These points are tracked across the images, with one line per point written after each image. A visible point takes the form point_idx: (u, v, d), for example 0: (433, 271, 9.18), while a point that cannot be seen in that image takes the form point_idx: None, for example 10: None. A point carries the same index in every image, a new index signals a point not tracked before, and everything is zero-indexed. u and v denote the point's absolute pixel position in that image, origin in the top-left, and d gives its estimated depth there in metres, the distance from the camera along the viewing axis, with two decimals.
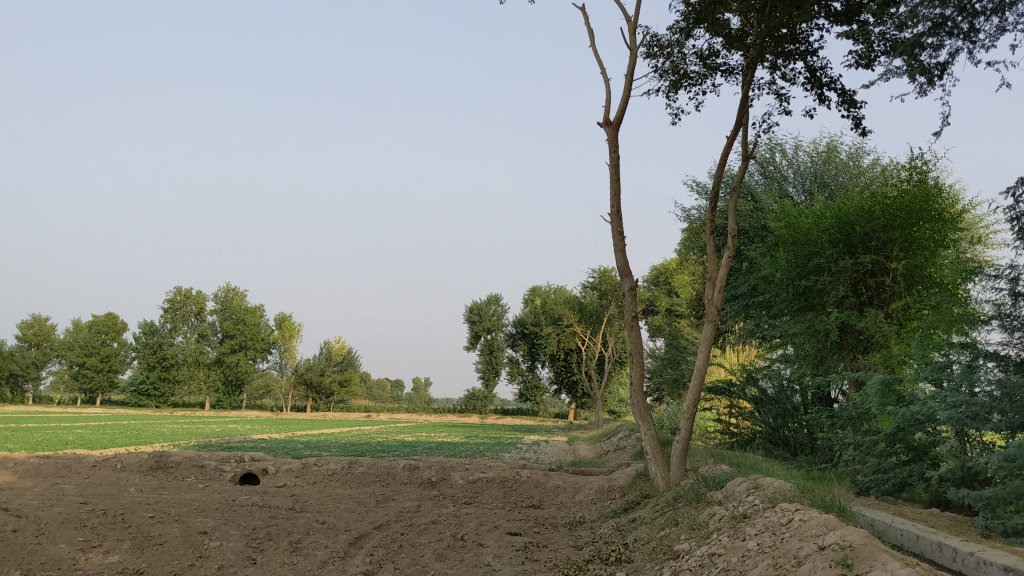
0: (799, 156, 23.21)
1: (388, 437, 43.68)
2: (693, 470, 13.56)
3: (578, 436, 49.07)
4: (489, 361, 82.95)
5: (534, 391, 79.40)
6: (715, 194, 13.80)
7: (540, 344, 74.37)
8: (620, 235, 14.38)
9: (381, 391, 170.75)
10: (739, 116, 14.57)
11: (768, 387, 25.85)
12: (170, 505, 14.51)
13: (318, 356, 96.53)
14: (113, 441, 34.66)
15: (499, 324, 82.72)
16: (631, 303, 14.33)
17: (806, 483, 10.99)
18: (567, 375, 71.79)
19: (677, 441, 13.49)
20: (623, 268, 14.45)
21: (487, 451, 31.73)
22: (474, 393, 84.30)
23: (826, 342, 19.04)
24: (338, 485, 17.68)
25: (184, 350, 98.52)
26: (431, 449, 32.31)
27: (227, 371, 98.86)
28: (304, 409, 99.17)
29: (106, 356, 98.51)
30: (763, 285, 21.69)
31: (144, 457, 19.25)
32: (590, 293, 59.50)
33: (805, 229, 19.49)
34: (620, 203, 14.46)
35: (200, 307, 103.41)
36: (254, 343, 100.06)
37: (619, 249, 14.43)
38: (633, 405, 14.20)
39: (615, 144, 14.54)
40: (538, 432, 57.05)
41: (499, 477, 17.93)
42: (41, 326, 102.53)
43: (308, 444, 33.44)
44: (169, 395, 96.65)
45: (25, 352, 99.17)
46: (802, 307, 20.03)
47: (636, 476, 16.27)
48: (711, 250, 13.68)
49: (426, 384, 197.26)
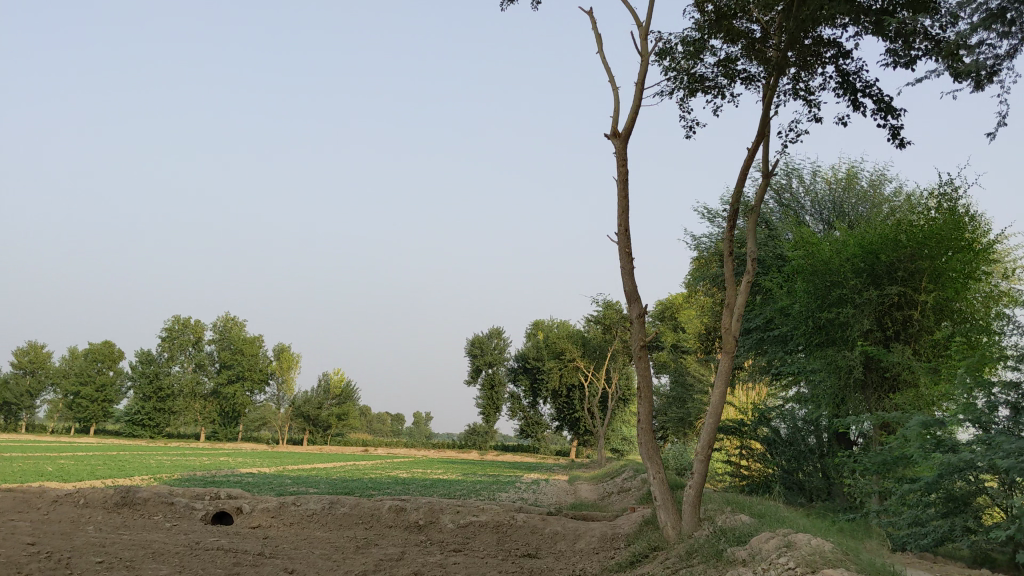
0: (818, 185, 21.92)
1: (382, 473, 42.13)
2: (708, 520, 12.14)
3: (578, 475, 47.46)
4: (490, 395, 81.37)
5: (535, 427, 77.82)
6: (734, 211, 12.47)
7: (541, 379, 72.95)
8: (627, 256, 13.09)
9: (381, 425, 169.02)
10: (759, 129, 13.33)
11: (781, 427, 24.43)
12: (125, 548, 13.05)
13: (317, 388, 95.04)
14: (94, 473, 33.24)
15: (500, 358, 81.34)
16: (639, 332, 12.99)
17: (839, 538, 9.61)
18: (569, 412, 70.29)
19: (690, 487, 12.11)
20: (630, 293, 13.12)
21: (482, 490, 30.19)
22: (474, 429, 82.68)
23: (849, 380, 17.58)
24: (317, 527, 16.26)
25: (180, 380, 97.21)
26: (425, 487, 30.81)
27: (224, 403, 97.34)
28: (301, 442, 97.48)
29: (102, 385, 97.10)
30: (779, 317, 20.27)
31: (109, 491, 17.74)
32: (594, 327, 58.09)
33: (825, 259, 18.11)
34: (628, 222, 13.21)
35: (198, 336, 102.04)
36: (252, 374, 98.59)
37: (626, 272, 13.14)
38: (640, 443, 12.82)
39: (623, 158, 13.34)
40: (537, 470, 55.52)
41: (492, 521, 16.48)
42: (37, 352, 101.15)
43: (298, 480, 31.94)
44: (163, 426, 95.11)
45: (19, 380, 97.72)
46: (821, 342, 18.58)
47: (642, 524, 14.84)
48: (730, 275, 12.34)
49: (427, 419, 195.20)
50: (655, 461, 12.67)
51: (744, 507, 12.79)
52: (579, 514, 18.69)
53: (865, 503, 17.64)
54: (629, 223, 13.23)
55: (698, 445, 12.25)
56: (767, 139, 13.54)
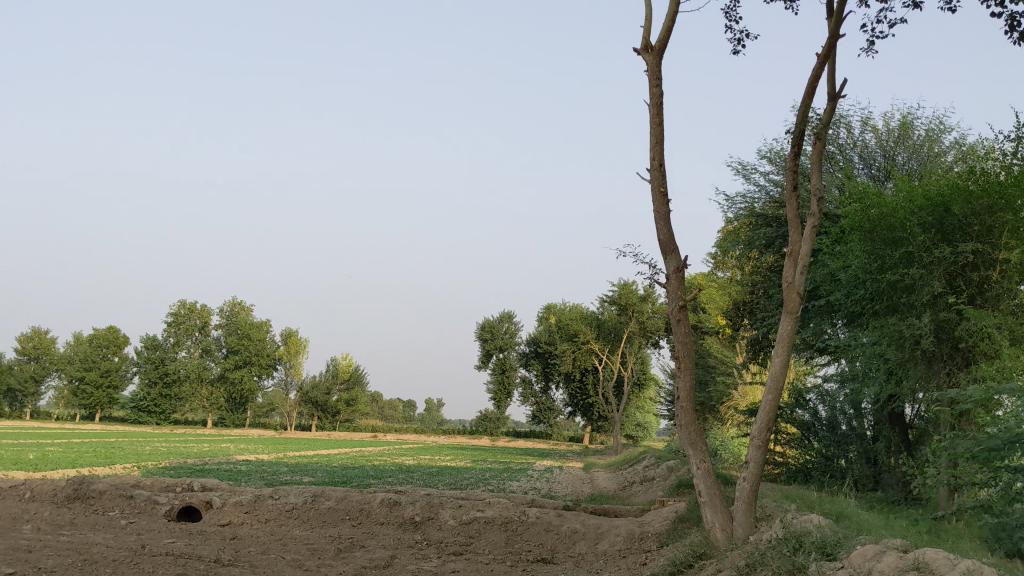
0: (867, 137, 19.35)
1: (387, 460, 39.87)
2: (766, 521, 9.77)
3: (594, 461, 45.22)
4: (501, 380, 78.74)
5: (547, 413, 75.64)
6: (801, 132, 9.88)
7: (554, 364, 70.73)
8: (662, 195, 10.69)
9: (392, 411, 167.31)
10: (828, 38, 10.84)
11: (822, 409, 22.01)
12: (53, 556, 10.73)
13: (325, 374, 92.84)
14: (80, 462, 31.02)
15: (512, 343, 79.16)
16: (675, 295, 10.58)
17: (953, 550, 7.26)
18: (582, 398, 68.10)
19: (745, 481, 9.76)
20: (664, 243, 10.71)
21: (493, 480, 27.96)
22: (486, 415, 80.38)
23: (914, 353, 15.08)
24: (296, 527, 13.93)
25: (186, 366, 95.14)
26: (430, 476, 28.50)
27: (231, 388, 95.35)
28: (309, 428, 95.53)
29: (107, 371, 95.16)
30: (830, 283, 17.85)
31: (60, 483, 15.40)
32: (609, 309, 55.86)
33: (880, 212, 15.65)
34: (663, 156, 10.82)
35: (205, 322, 99.90)
36: (259, 359, 96.42)
37: (661, 219, 10.73)
38: (679, 427, 10.43)
39: (657, 77, 10.96)
40: (550, 457, 53.36)
41: (500, 517, 14.12)
42: (41, 338, 99.17)
43: (296, 470, 29.68)
44: (170, 412, 93.61)
45: (23, 366, 95.89)
46: (880, 310, 16.07)
47: (677, 524, 12.47)
48: (791, 216, 9.86)
49: (439, 405, 193.25)
50: (702, 446, 10.28)
51: (809, 502, 10.38)
52: (603, 507, 16.28)
53: (933, 494, 15.24)
54: (664, 155, 10.89)
55: (753, 429, 9.86)
56: (832, 56, 11.04)
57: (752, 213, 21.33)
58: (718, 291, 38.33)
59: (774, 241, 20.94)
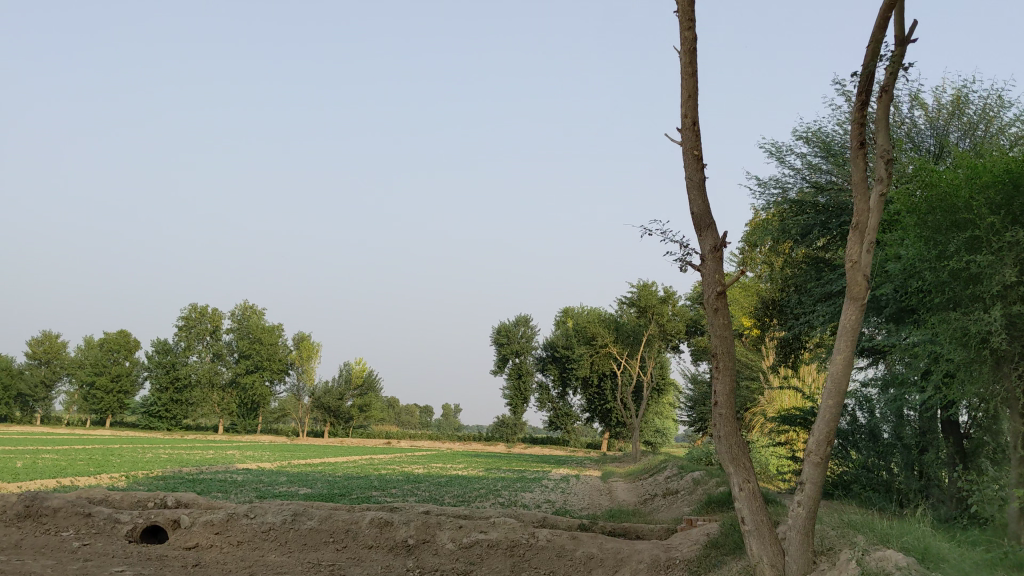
0: (916, 115, 17.47)
1: (395, 469, 38.14)
2: (827, 556, 7.94)
3: (613, 470, 43.35)
4: (517, 386, 76.83)
5: (565, 419, 73.90)
6: (868, 76, 7.98)
7: (571, 368, 69.06)
8: (696, 159, 8.93)
9: (409, 416, 165.81)
10: None
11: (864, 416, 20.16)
12: None
13: (337, 379, 91.19)
14: (68, 470, 29.35)
15: (528, 347, 77.42)
16: (711, 278, 8.77)
17: None
18: (600, 403, 66.31)
19: (798, 506, 7.93)
20: (699, 218, 8.89)
21: (503, 491, 26.19)
22: (503, 421, 78.63)
23: (982, 353, 13.05)
24: (269, 553, 12.15)
25: (197, 370, 93.80)
26: (436, 487, 26.78)
27: (243, 393, 93.97)
28: (321, 434, 94.04)
29: (118, 376, 93.84)
30: (882, 273, 16.00)
31: (11, 498, 13.68)
32: (628, 312, 54.07)
33: (941, 192, 13.76)
34: (695, 110, 9.01)
35: (216, 326, 98.52)
36: (271, 364, 94.75)
37: (696, 189, 8.92)
38: (717, 439, 8.60)
39: (689, 17, 9.16)
40: (566, 464, 51.65)
41: (505, 540, 12.27)
42: (52, 342, 97.88)
43: (296, 479, 27.94)
44: (181, 417, 92.24)
45: (33, 371, 94.64)
46: (941, 303, 14.10)
47: (710, 554, 10.62)
48: (856, 180, 7.98)
49: (456, 410, 191.66)
50: (746, 464, 8.44)
51: (877, 529, 8.52)
52: (622, 526, 14.46)
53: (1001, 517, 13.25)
54: (698, 112, 9.04)
55: (809, 443, 8.04)
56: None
57: (786, 200, 19.46)
58: (744, 290, 36.49)
59: (810, 230, 19.04)
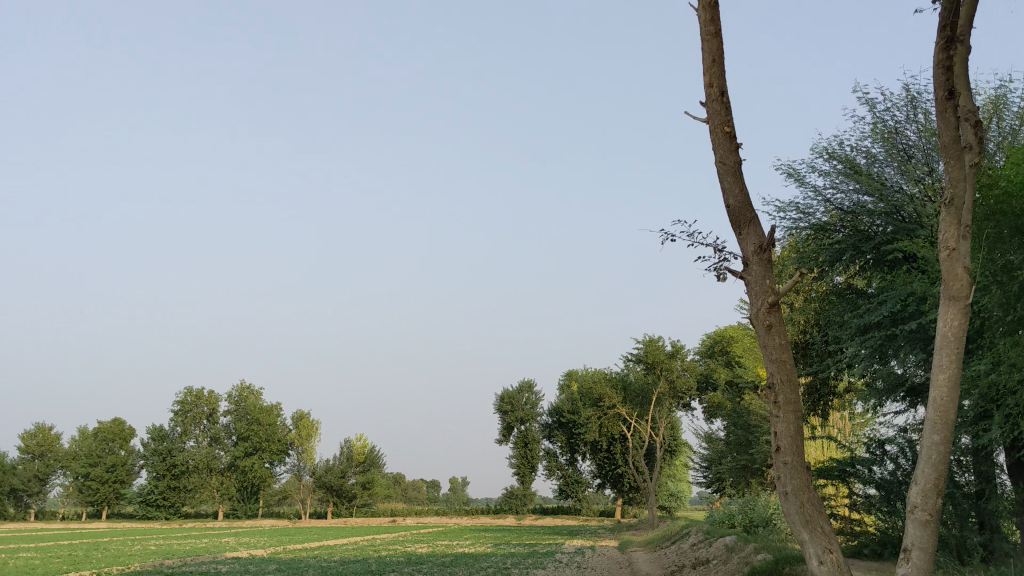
0: None
1: (398, 548, 35.69)
2: None
3: (631, 538, 40.90)
4: (524, 455, 74.00)
5: (575, 486, 71.25)
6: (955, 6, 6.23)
7: (578, 434, 66.78)
8: (729, 138, 7.07)
9: (417, 493, 161.89)
10: None
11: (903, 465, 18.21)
12: None
13: (339, 457, 88.44)
14: (41, 569, 27.01)
15: (533, 413, 74.99)
16: (760, 285, 6.81)
17: None
18: (611, 468, 63.80)
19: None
20: (737, 212, 7.00)
21: (515, 568, 23.91)
22: (511, 491, 75.71)
23: None
24: None
25: (195, 456, 91.06)
26: (442, 567, 24.57)
27: (242, 477, 90.95)
28: (325, 514, 90.87)
29: (113, 466, 91.02)
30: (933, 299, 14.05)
31: None
32: (636, 369, 51.75)
33: (997, 195, 11.92)
34: (720, 77, 7.14)
35: (213, 408, 96.01)
36: (269, 445, 91.95)
37: (731, 175, 7.01)
38: (783, 496, 6.54)
39: None
40: (580, 535, 49.14)
41: None
42: (45, 434, 95.08)
43: (287, 568, 25.49)
44: (179, 505, 89.17)
45: (26, 465, 91.65)
46: (1012, 325, 12.09)
47: None
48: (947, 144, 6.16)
49: (464, 483, 187.36)
50: (826, 528, 6.39)
51: None
52: None
53: None
54: (726, 80, 7.16)
55: (911, 496, 5.99)
56: None
57: (808, 227, 17.56)
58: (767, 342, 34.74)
59: (837, 258, 17.11)
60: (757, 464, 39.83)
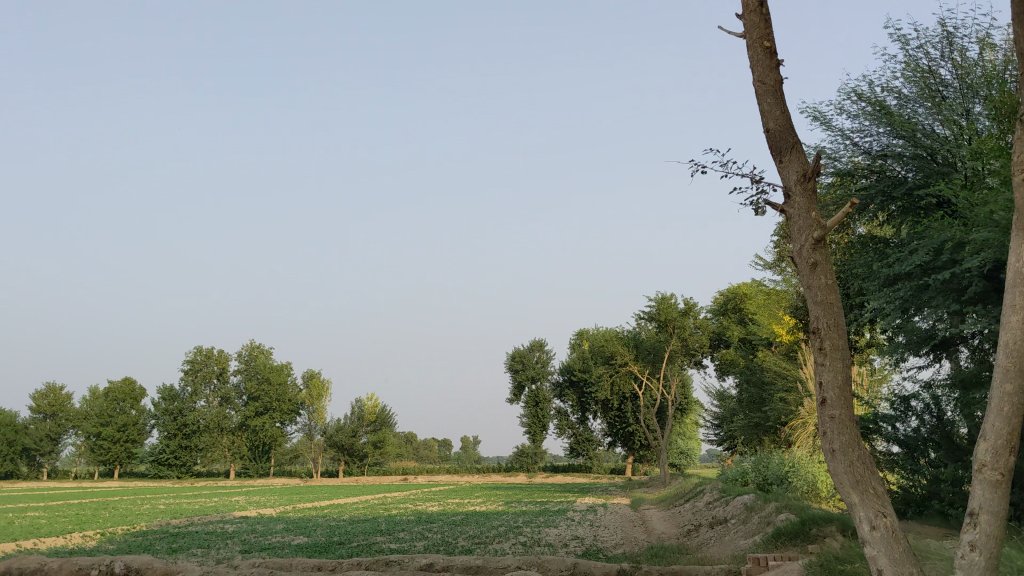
0: (987, 56, 15.10)
1: (408, 507, 35.36)
2: None
3: (644, 496, 40.59)
4: (535, 413, 73.70)
5: (586, 445, 71.01)
6: None
7: (589, 392, 66.41)
8: (769, 54, 6.31)
9: (428, 451, 162.67)
10: None
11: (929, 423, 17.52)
12: None
13: (350, 416, 88.44)
14: (46, 528, 26.66)
15: (544, 372, 74.60)
16: (804, 220, 6.09)
17: None
18: (621, 427, 63.50)
19: (973, 553, 5.23)
20: (778, 138, 6.26)
21: (525, 527, 23.45)
22: (522, 449, 75.55)
23: None
24: None
25: (205, 416, 91.23)
26: (451, 526, 24.13)
27: (253, 437, 91.00)
28: (336, 473, 91.09)
29: (124, 425, 91.20)
30: (973, 246, 13.19)
31: None
32: (648, 326, 51.09)
33: None
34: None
35: (223, 368, 95.95)
36: (280, 405, 91.90)
37: (772, 95, 6.25)
38: (828, 454, 5.87)
39: None
40: (591, 493, 48.92)
41: None
42: (56, 394, 95.26)
43: (294, 527, 25.01)
44: (191, 464, 89.46)
45: (38, 425, 91.87)
46: None
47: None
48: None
49: (476, 442, 188.14)
50: (879, 491, 5.71)
51: None
52: (669, 567, 11.90)
53: None
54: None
55: (979, 454, 5.42)
56: None
57: (832, 174, 16.76)
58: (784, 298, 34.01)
59: (865, 205, 16.31)
60: (771, 422, 39.22)
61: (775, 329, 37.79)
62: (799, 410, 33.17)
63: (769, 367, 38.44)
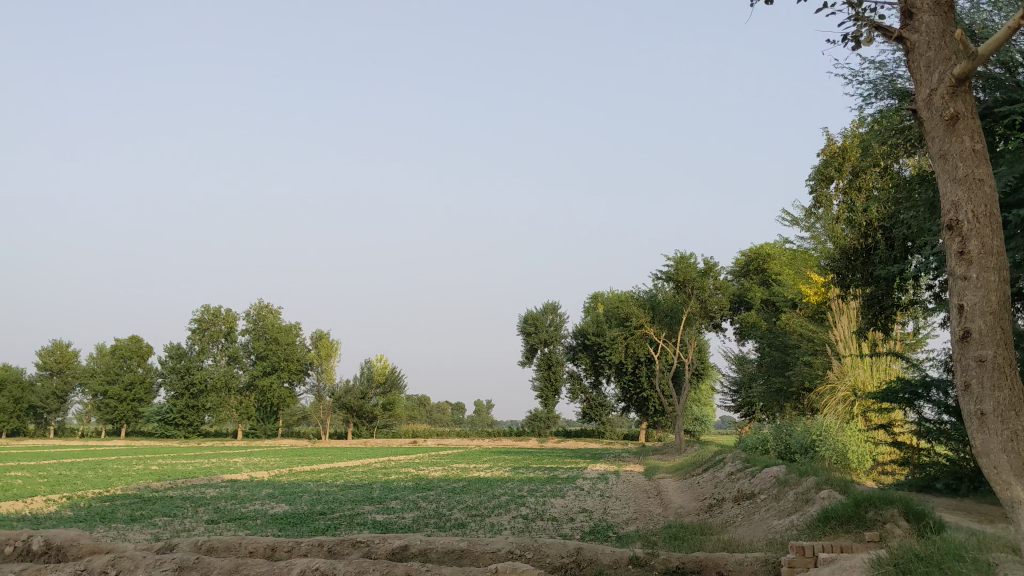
0: None
1: (411, 472, 33.44)
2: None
3: (660, 463, 38.76)
4: (547, 376, 71.67)
5: (599, 409, 69.09)
6: None
7: (603, 355, 64.38)
8: None
9: (443, 414, 161.24)
10: None
11: None
12: None
13: (359, 377, 86.61)
14: (15, 490, 24.85)
15: (558, 335, 72.64)
16: (941, 44, 6.73)
17: None
18: (635, 392, 61.59)
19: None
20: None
21: (529, 496, 21.49)
22: (534, 413, 73.75)
23: None
24: None
25: (213, 374, 89.78)
26: (448, 495, 22.18)
27: (261, 397, 89.59)
28: (345, 435, 89.69)
29: (131, 384, 89.88)
30: None
31: None
32: (665, 286, 48.74)
33: None
34: None
35: (231, 327, 94.46)
36: (288, 365, 90.29)
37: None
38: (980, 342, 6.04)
39: None
40: (604, 458, 46.94)
41: None
42: (63, 351, 93.96)
43: (280, 493, 23.07)
44: (198, 424, 88.16)
45: (45, 382, 90.71)
46: None
47: None
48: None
49: (490, 406, 186.57)
50: None
51: None
52: (693, 556, 9.78)
53: None
54: None
55: None
56: None
57: None
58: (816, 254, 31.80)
59: None
60: (794, 387, 37.10)
61: (800, 289, 35.59)
62: (825, 373, 31.29)
63: (795, 330, 36.38)
